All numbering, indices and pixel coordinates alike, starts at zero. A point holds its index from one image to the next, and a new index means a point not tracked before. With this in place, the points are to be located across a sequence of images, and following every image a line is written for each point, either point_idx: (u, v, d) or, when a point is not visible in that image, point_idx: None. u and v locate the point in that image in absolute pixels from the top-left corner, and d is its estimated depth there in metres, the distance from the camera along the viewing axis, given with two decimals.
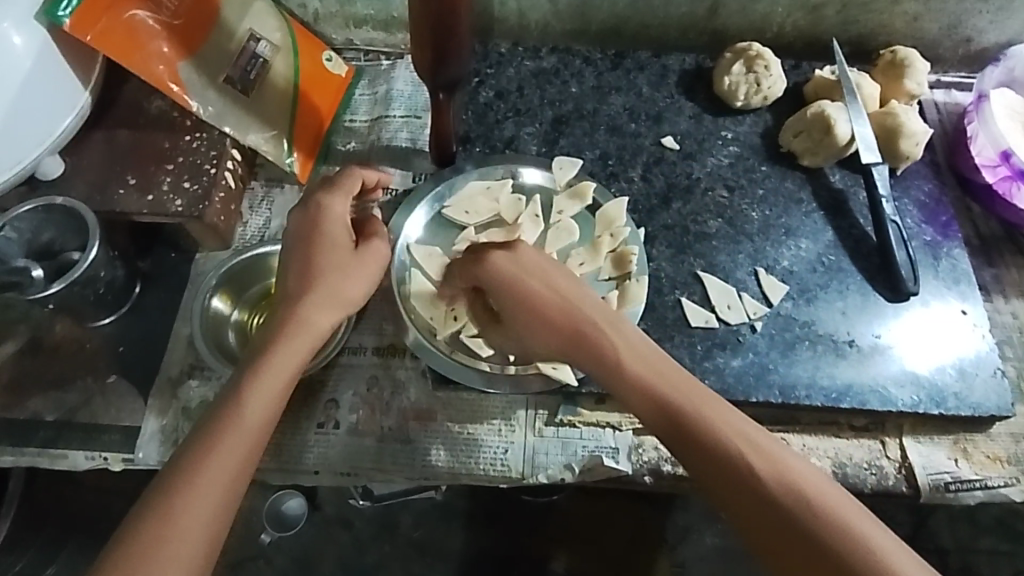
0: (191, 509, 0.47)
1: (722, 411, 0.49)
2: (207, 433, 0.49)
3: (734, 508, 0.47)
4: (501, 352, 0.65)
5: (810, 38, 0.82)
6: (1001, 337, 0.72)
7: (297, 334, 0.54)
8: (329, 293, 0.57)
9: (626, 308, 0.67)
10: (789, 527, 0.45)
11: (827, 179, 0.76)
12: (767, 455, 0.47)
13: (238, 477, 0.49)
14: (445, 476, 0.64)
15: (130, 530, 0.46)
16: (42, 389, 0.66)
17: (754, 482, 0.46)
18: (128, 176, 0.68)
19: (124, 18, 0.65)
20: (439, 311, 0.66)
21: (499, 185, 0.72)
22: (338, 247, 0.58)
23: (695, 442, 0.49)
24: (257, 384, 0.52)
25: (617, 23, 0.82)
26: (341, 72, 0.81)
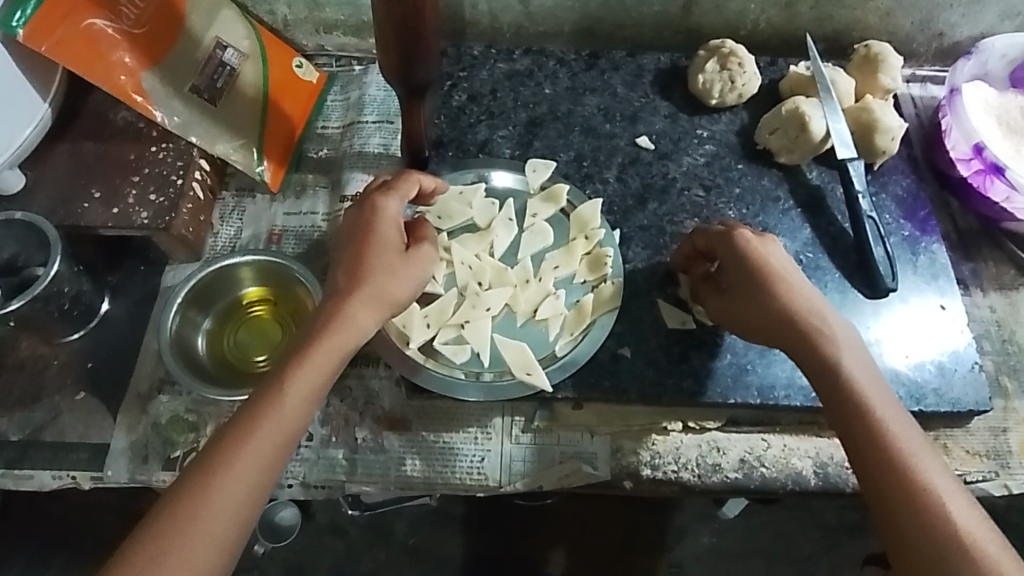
0: (229, 490, 0.47)
1: (900, 426, 0.50)
2: (249, 420, 0.49)
3: (878, 517, 0.48)
4: (475, 359, 0.64)
5: (784, 35, 0.81)
6: (979, 332, 0.71)
7: (340, 332, 0.53)
8: (376, 292, 0.55)
9: (603, 310, 0.66)
10: (932, 542, 0.46)
11: (804, 176, 0.75)
12: (915, 462, 0.48)
13: (270, 468, 0.49)
14: (421, 486, 0.63)
15: (166, 505, 0.47)
16: (9, 407, 0.64)
17: (912, 499, 0.47)
18: (92, 189, 0.67)
19: (83, 28, 0.64)
20: (411, 318, 0.64)
21: (471, 189, 0.71)
22: (390, 248, 0.57)
23: (873, 452, 0.49)
24: (301, 377, 0.51)
25: (590, 23, 0.81)
26: (312, 78, 0.80)
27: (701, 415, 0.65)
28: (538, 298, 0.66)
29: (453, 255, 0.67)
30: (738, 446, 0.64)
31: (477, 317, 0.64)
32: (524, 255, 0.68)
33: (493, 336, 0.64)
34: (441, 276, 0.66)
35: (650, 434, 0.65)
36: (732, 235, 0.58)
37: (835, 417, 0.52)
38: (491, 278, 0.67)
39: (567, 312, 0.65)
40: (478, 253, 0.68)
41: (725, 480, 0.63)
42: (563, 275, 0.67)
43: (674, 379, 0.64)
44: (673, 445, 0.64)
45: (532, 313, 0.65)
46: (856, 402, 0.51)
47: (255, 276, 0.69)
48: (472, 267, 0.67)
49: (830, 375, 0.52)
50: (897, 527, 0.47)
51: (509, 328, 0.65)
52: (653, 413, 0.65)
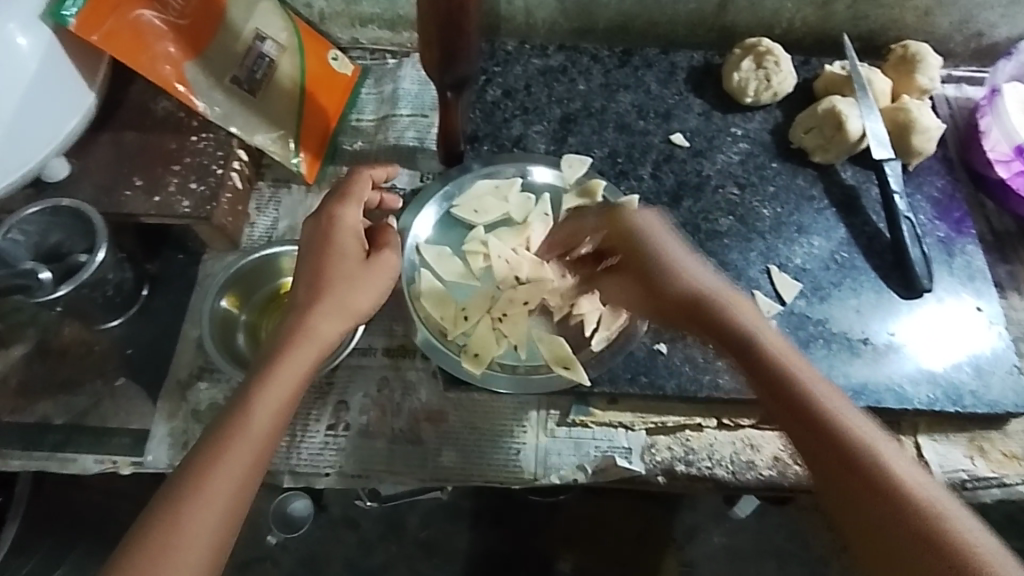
0: (199, 516, 0.45)
1: (824, 395, 0.46)
2: (215, 440, 0.48)
3: (848, 502, 0.43)
4: (512, 352, 0.64)
5: (820, 35, 0.81)
6: (1017, 335, 0.71)
7: (303, 344, 0.53)
8: (338, 302, 0.55)
9: None
10: (867, 493, 0.42)
11: (839, 176, 0.75)
12: (840, 423, 0.45)
13: (247, 486, 0.47)
14: (455, 477, 0.63)
15: (138, 537, 0.44)
16: (50, 393, 0.65)
17: (846, 465, 0.43)
18: (135, 178, 0.68)
19: (131, 18, 0.64)
20: (449, 311, 0.64)
21: (508, 184, 0.71)
22: (350, 258, 0.57)
23: (807, 420, 0.46)
24: (265, 392, 0.49)
25: (625, 20, 0.81)
26: (347, 71, 0.81)
27: (735, 412, 0.65)
28: (574, 295, 0.64)
29: (490, 249, 0.68)
30: (772, 444, 0.65)
31: (513, 311, 0.64)
32: None
33: (530, 328, 0.64)
34: (478, 269, 0.67)
35: (685, 430, 0.65)
36: (630, 215, 0.58)
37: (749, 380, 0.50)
38: (527, 273, 0.66)
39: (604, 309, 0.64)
40: (515, 247, 0.68)
41: (759, 477, 0.64)
42: None
43: (709, 376, 0.64)
44: (707, 442, 0.64)
45: (567, 310, 0.64)
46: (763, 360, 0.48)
47: (295, 268, 0.70)
48: (509, 261, 0.67)
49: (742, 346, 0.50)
50: (837, 494, 0.44)
51: (546, 322, 0.65)
52: (688, 410, 0.65)
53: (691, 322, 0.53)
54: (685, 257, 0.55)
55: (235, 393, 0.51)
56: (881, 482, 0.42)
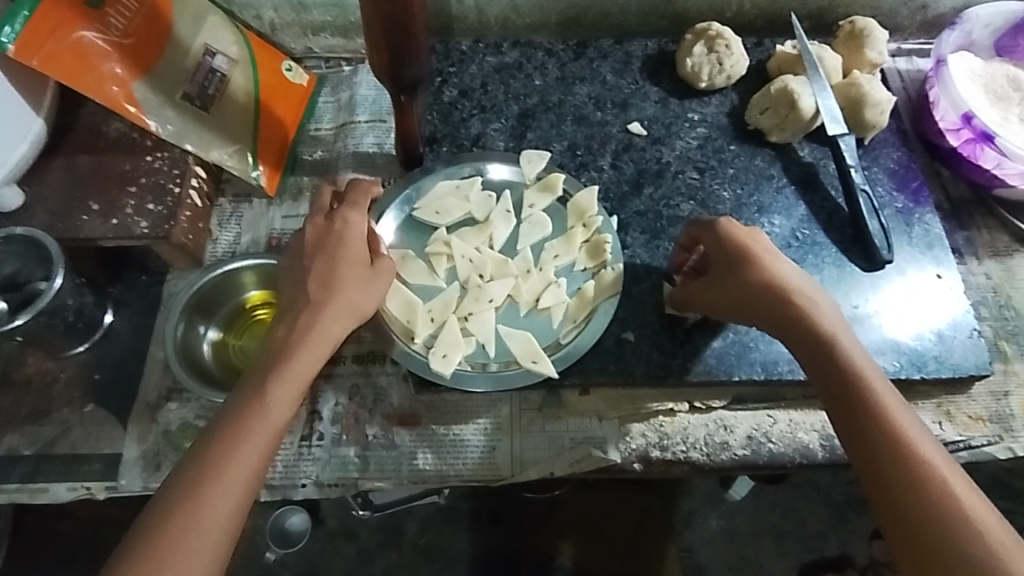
0: (220, 501, 0.47)
1: (886, 392, 0.52)
2: (233, 430, 0.50)
3: (881, 496, 0.49)
4: (481, 351, 0.64)
5: (769, 15, 0.82)
6: (976, 299, 0.72)
7: (315, 339, 0.54)
8: (347, 302, 0.57)
9: (604, 296, 0.66)
10: (908, 492, 0.48)
11: (796, 154, 0.76)
12: (902, 426, 0.50)
13: (260, 474, 0.50)
14: (433, 479, 0.63)
15: (155, 522, 0.47)
16: (18, 424, 0.64)
17: (893, 452, 0.49)
18: (90, 201, 0.67)
19: (73, 39, 0.63)
20: (415, 314, 0.64)
21: (468, 183, 0.71)
22: (357, 261, 0.58)
23: (867, 421, 0.51)
24: (280, 384, 0.52)
25: (576, 13, 0.81)
26: (302, 81, 0.80)
27: (707, 394, 0.65)
28: (540, 288, 0.67)
29: (454, 250, 0.68)
30: (745, 423, 0.65)
31: (481, 310, 0.65)
32: (523, 246, 0.69)
33: (497, 327, 0.65)
34: (443, 271, 0.67)
35: (657, 416, 0.65)
36: (718, 222, 0.59)
37: (817, 375, 0.54)
38: (492, 271, 0.67)
39: (569, 300, 0.66)
40: (478, 245, 0.69)
41: (734, 457, 0.64)
42: (563, 264, 0.68)
43: (678, 360, 0.65)
44: (680, 426, 0.65)
45: (534, 303, 0.66)
46: (838, 367, 0.53)
47: (257, 281, 0.70)
48: (473, 260, 0.67)
49: (823, 346, 0.54)
50: (885, 493, 0.49)
51: (514, 318, 0.66)
52: (659, 396, 0.65)
53: (772, 321, 0.56)
54: (773, 258, 0.58)
55: (247, 383, 0.52)
56: (919, 479, 0.48)
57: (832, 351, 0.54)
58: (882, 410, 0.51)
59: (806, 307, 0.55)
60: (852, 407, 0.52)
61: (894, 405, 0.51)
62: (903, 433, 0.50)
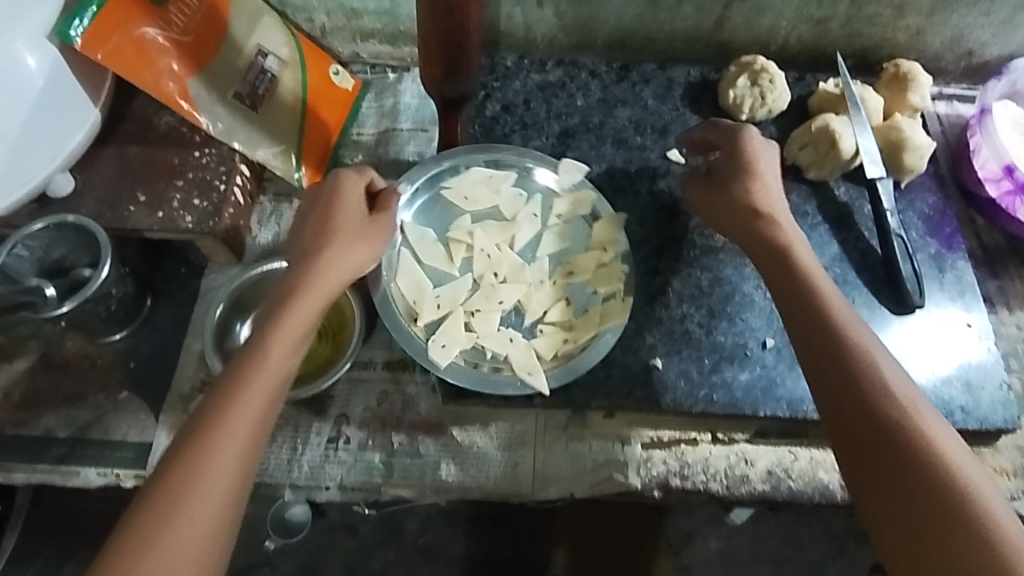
0: (226, 446, 0.48)
1: (863, 332, 0.54)
2: (231, 381, 0.51)
3: (859, 446, 0.49)
4: (480, 351, 0.65)
5: (814, 51, 0.83)
6: (1007, 349, 0.72)
7: (310, 289, 0.56)
8: (343, 252, 0.58)
9: (609, 323, 0.65)
10: (888, 435, 0.49)
11: (832, 192, 0.76)
12: (879, 364, 0.52)
13: (264, 421, 0.51)
14: (455, 490, 0.64)
15: (164, 472, 0.47)
16: (53, 406, 0.66)
17: (873, 393, 0.50)
18: (138, 193, 0.69)
19: (135, 35, 0.65)
20: (423, 296, 0.65)
21: (501, 177, 0.71)
22: (352, 216, 0.60)
23: (841, 355, 0.52)
24: (277, 333, 0.53)
25: (623, 36, 0.82)
26: (348, 85, 0.81)
27: (730, 426, 0.66)
28: (549, 301, 0.67)
29: (474, 241, 0.68)
30: (766, 457, 0.66)
31: (488, 309, 0.65)
32: (542, 255, 0.69)
33: (503, 330, 0.65)
34: (459, 260, 0.68)
35: (680, 444, 0.66)
36: (744, 135, 0.65)
37: (794, 313, 0.56)
38: (507, 272, 0.68)
39: (576, 319, 0.66)
40: (499, 243, 0.69)
41: (753, 491, 0.65)
42: (577, 283, 0.68)
43: (705, 391, 0.65)
44: (702, 456, 0.66)
45: (541, 314, 0.67)
46: (809, 294, 0.56)
47: None
48: (490, 257, 0.68)
49: (797, 276, 0.58)
50: (861, 437, 0.49)
51: (517, 324, 0.66)
52: (683, 424, 0.66)
53: (754, 243, 0.61)
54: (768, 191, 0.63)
55: (248, 337, 0.54)
56: (898, 420, 0.49)
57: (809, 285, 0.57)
58: (858, 348, 0.52)
59: (782, 236, 0.60)
60: (830, 336, 0.53)
61: (871, 343, 0.53)
62: (877, 367, 0.51)
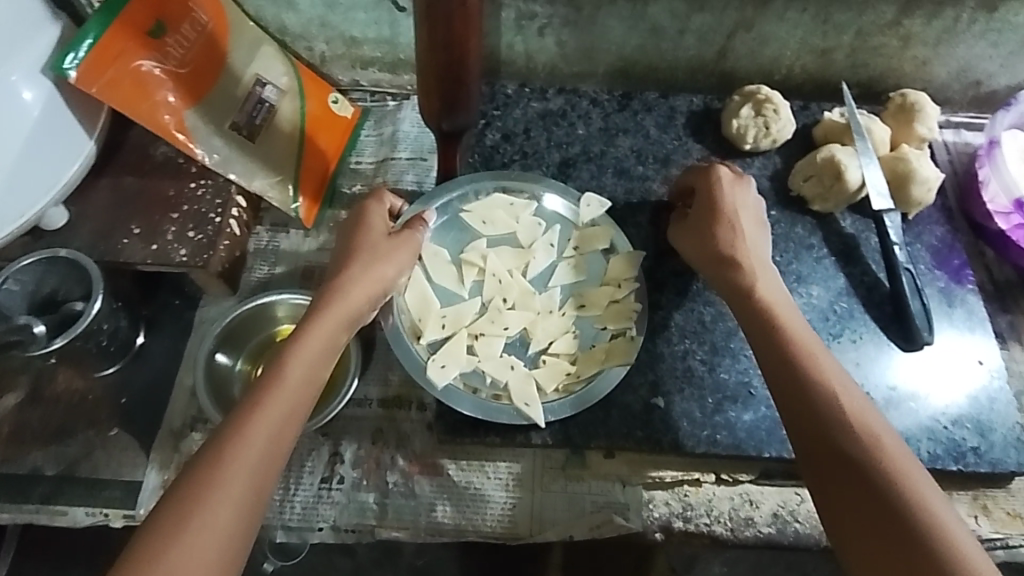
0: (243, 454, 0.47)
1: (836, 378, 0.53)
2: (255, 392, 0.50)
3: (832, 494, 0.49)
4: (479, 374, 0.63)
5: (818, 80, 0.82)
6: (1019, 387, 0.70)
7: (335, 306, 0.56)
8: (366, 268, 0.59)
9: (614, 362, 0.64)
10: (860, 483, 0.48)
11: (838, 225, 0.75)
12: (850, 411, 0.51)
13: (286, 431, 0.50)
14: (451, 532, 0.62)
15: (183, 479, 0.47)
16: (42, 443, 0.64)
17: (848, 441, 0.50)
18: (132, 225, 0.68)
19: (131, 68, 0.65)
20: (430, 314, 0.64)
21: (522, 204, 0.71)
22: (376, 237, 0.61)
23: (808, 401, 0.52)
24: (300, 347, 0.53)
25: (625, 65, 0.82)
26: (347, 113, 0.81)
27: (734, 467, 0.64)
28: (555, 332, 0.66)
29: (487, 265, 0.68)
30: (772, 499, 0.64)
31: (491, 335, 0.64)
32: (554, 285, 0.68)
33: (505, 356, 0.64)
34: (470, 282, 0.67)
35: (683, 485, 0.64)
36: (713, 170, 0.64)
37: (766, 358, 0.56)
38: (516, 299, 0.67)
39: (581, 352, 0.65)
40: (512, 268, 0.68)
41: (758, 534, 0.63)
42: (585, 316, 0.67)
43: (708, 431, 0.63)
44: (705, 497, 0.64)
45: (545, 344, 0.65)
46: (778, 339, 0.55)
47: (290, 315, 0.69)
48: (501, 282, 0.67)
49: (765, 319, 0.57)
50: (835, 488, 0.49)
51: (520, 352, 0.65)
52: (685, 464, 0.64)
53: (723, 283, 0.61)
54: (738, 229, 0.62)
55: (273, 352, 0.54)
56: (873, 470, 0.48)
57: (777, 328, 0.56)
58: (828, 393, 0.52)
59: (750, 278, 0.59)
60: (801, 383, 0.53)
61: (844, 389, 0.52)
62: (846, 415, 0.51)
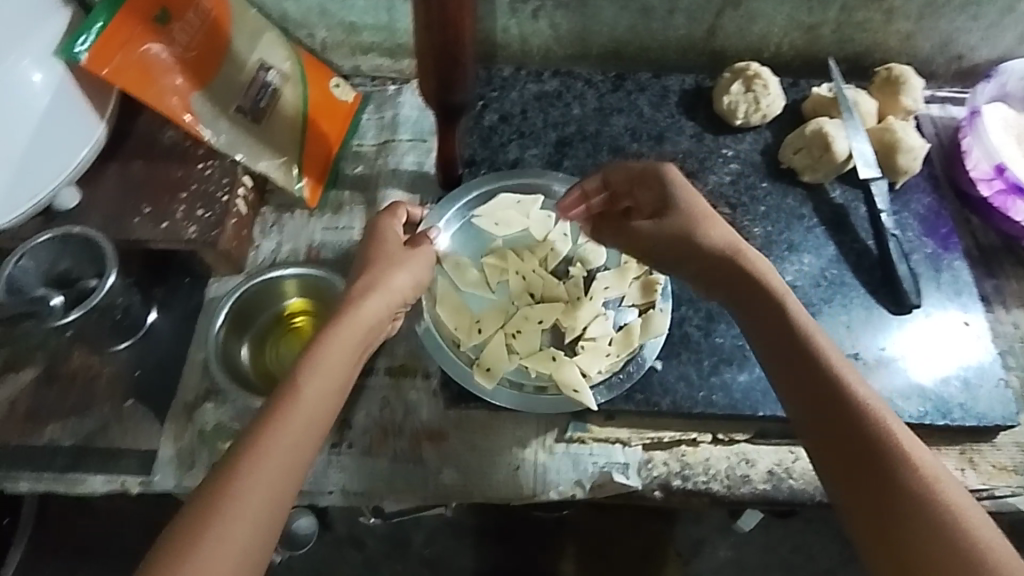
0: (258, 466, 0.46)
1: (842, 364, 0.51)
2: (272, 403, 0.49)
3: (848, 486, 0.48)
4: (523, 370, 0.65)
5: (805, 56, 0.84)
6: (1004, 347, 0.72)
7: (353, 314, 0.55)
8: (382, 277, 0.58)
9: (649, 334, 0.66)
10: (877, 474, 0.47)
11: (828, 195, 0.77)
12: (865, 399, 0.49)
13: (304, 445, 0.48)
14: (457, 494, 0.64)
15: (201, 491, 0.46)
16: (59, 416, 0.67)
17: (860, 429, 0.48)
18: (142, 205, 0.70)
19: (139, 52, 0.67)
20: (462, 320, 0.66)
21: (530, 200, 0.72)
22: (395, 247, 0.61)
23: (824, 388, 0.50)
24: (318, 357, 0.51)
25: (617, 46, 0.84)
26: (348, 99, 0.83)
27: (730, 427, 0.66)
28: (588, 319, 0.66)
29: (509, 265, 0.69)
30: (767, 457, 0.66)
31: (528, 331, 0.66)
32: (578, 272, 0.69)
33: (544, 348, 0.65)
34: (496, 283, 0.69)
35: (680, 445, 0.66)
36: (660, 167, 0.60)
37: (769, 347, 0.53)
38: (542, 293, 0.68)
39: (614, 334, 0.66)
40: (534, 264, 0.69)
41: (754, 491, 0.65)
42: (613, 297, 0.68)
43: (704, 393, 0.66)
44: (703, 457, 0.66)
45: (579, 332, 0.66)
46: (785, 324, 0.53)
47: (298, 290, 0.72)
48: (526, 279, 0.68)
49: (766, 304, 0.54)
50: (850, 478, 0.48)
51: (558, 342, 0.66)
52: (683, 426, 0.66)
53: (707, 276, 0.58)
54: (709, 222, 0.58)
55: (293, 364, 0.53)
56: (892, 459, 0.47)
57: (779, 315, 0.53)
58: (840, 380, 0.50)
59: (745, 263, 0.56)
60: (812, 368, 0.51)
61: (855, 378, 0.50)
62: (863, 403, 0.49)
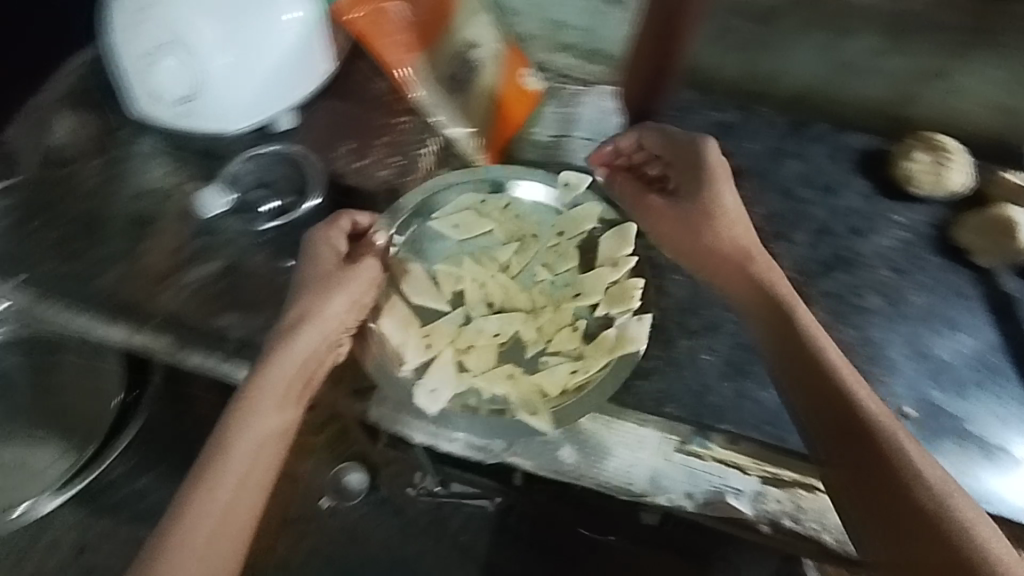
0: (204, 503, 0.57)
1: (844, 366, 0.58)
2: (213, 444, 0.59)
3: (854, 483, 0.53)
4: (473, 394, 0.66)
5: (996, 140, 0.82)
6: None
7: (287, 360, 0.62)
8: (313, 314, 0.64)
9: (633, 344, 0.69)
10: (878, 465, 0.52)
11: (997, 283, 0.75)
12: (862, 398, 0.55)
13: (245, 484, 0.58)
14: (569, 474, 0.64)
15: (165, 519, 0.57)
16: (233, 309, 0.73)
17: (858, 422, 0.54)
18: (348, 142, 0.82)
19: (380, 8, 0.76)
20: (413, 337, 0.69)
21: (495, 201, 0.77)
22: (329, 271, 0.66)
23: (825, 389, 0.56)
24: (256, 408, 0.60)
25: (804, 92, 0.85)
26: (535, 89, 0.88)
27: None
28: (555, 330, 0.70)
29: (465, 274, 0.73)
30: None
31: (484, 347, 0.69)
32: (539, 280, 0.74)
33: (499, 363, 0.68)
34: (449, 292, 0.73)
35: (797, 488, 0.63)
36: (703, 143, 0.71)
37: (779, 357, 0.61)
38: (502, 302, 0.72)
39: (585, 346, 0.69)
40: (491, 274, 0.74)
41: None
42: (583, 308, 0.71)
43: None
44: (821, 506, 0.62)
45: (544, 341, 0.69)
46: (793, 336, 0.60)
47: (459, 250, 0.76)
48: (485, 290, 0.73)
49: (778, 312, 0.63)
50: (857, 473, 0.53)
51: (517, 356, 0.69)
52: (807, 470, 0.64)
53: (732, 277, 0.66)
54: (735, 221, 0.68)
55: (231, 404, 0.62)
56: (891, 450, 0.53)
57: (794, 323, 0.61)
58: (840, 380, 0.56)
59: (765, 269, 0.66)
60: (818, 374, 0.57)
61: (853, 377, 0.57)
62: (860, 401, 0.55)
